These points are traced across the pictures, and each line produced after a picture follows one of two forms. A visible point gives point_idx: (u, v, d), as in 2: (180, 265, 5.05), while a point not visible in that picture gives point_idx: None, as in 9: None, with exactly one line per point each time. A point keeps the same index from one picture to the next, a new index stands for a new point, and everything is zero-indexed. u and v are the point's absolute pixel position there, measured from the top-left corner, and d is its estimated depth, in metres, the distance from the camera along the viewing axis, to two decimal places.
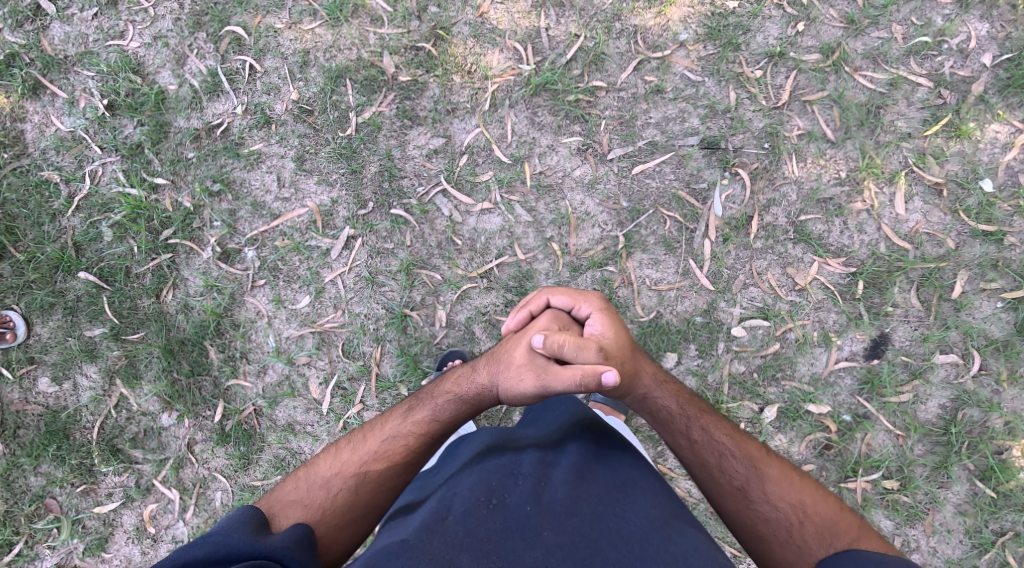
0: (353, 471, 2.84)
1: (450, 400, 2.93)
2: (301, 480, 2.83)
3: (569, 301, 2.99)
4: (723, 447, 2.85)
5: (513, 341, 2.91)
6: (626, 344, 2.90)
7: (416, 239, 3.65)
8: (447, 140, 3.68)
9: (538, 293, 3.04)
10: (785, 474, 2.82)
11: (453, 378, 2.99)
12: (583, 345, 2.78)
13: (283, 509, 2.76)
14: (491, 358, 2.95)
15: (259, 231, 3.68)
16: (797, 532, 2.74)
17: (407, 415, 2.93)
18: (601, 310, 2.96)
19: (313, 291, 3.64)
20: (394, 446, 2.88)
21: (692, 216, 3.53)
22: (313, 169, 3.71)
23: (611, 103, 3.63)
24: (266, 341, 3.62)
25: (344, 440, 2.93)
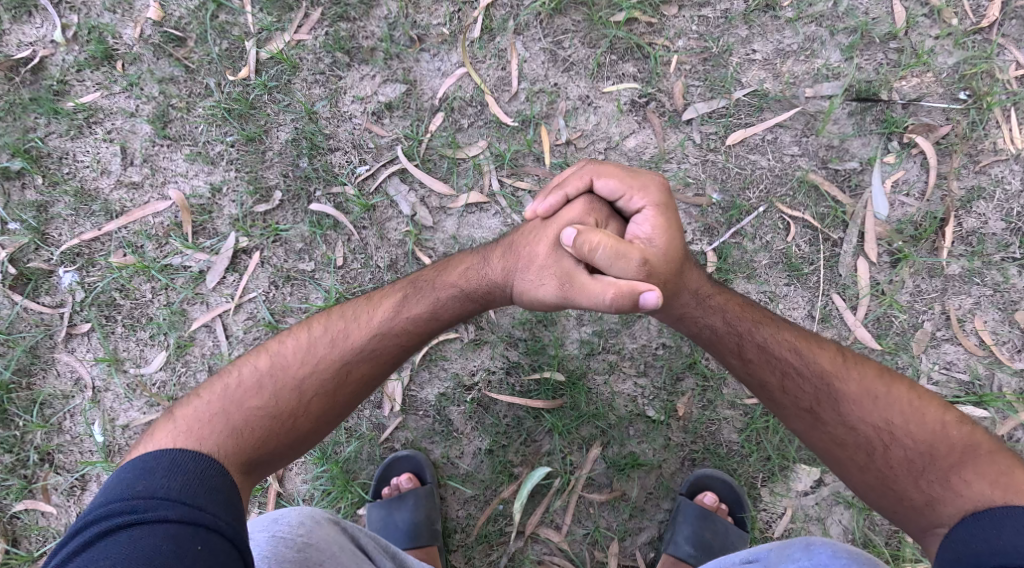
0: (332, 366, 1.69)
1: (457, 295, 1.79)
2: (263, 372, 1.67)
3: (621, 186, 1.74)
4: (782, 363, 1.70)
5: (538, 231, 1.78)
6: (681, 254, 1.72)
7: (354, 257, 2.13)
8: (409, 89, 2.18)
9: (582, 169, 1.78)
10: (867, 385, 1.66)
11: (459, 261, 1.84)
12: (622, 252, 1.66)
13: (224, 422, 1.62)
14: (511, 244, 1.81)
15: (83, 240, 2.15)
16: (881, 464, 1.63)
17: (402, 304, 1.76)
18: (663, 204, 1.73)
19: (174, 345, 2.11)
20: (390, 344, 1.73)
21: (836, 219, 2.02)
22: (182, 135, 2.20)
23: (689, 26, 2.13)
24: (88, 434, 2.08)
25: (321, 316, 1.75)
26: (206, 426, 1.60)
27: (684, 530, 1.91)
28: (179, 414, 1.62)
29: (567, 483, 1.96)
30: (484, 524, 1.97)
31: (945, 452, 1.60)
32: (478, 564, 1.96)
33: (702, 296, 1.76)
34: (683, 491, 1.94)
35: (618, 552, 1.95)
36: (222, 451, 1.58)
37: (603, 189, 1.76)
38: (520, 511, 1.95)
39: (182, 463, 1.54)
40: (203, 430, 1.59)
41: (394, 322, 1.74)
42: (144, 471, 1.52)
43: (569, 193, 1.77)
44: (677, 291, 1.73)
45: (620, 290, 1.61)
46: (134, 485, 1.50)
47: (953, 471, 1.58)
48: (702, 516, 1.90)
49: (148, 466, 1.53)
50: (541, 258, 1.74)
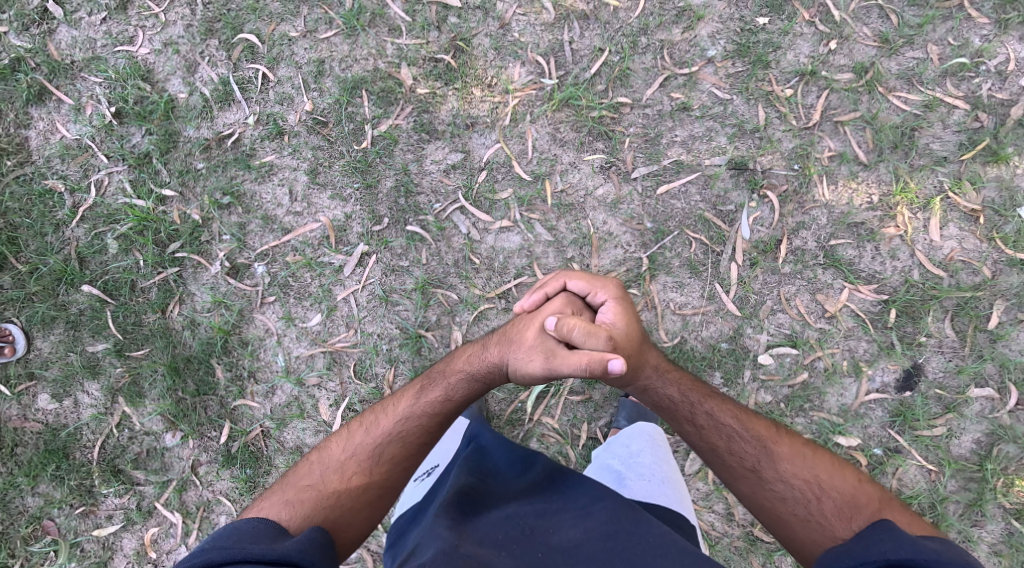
0: (370, 446, 2.84)
1: (461, 379, 2.93)
2: (316, 464, 2.83)
3: (587, 286, 3.01)
4: (730, 431, 2.83)
5: (526, 322, 2.95)
6: (637, 335, 2.88)
7: (432, 257, 3.54)
8: (466, 155, 3.57)
9: (558, 277, 3.08)
10: (797, 449, 2.80)
11: (463, 357, 3.02)
12: (594, 331, 2.78)
13: (297, 492, 2.76)
14: (502, 338, 2.97)
15: (269, 246, 3.56)
16: (816, 509, 2.72)
17: (418, 395, 2.92)
18: (619, 297, 2.99)
19: (325, 309, 3.52)
20: (408, 424, 2.87)
21: (719, 238, 3.42)
22: (327, 182, 3.60)
23: (636, 120, 3.52)
24: (275, 361, 3.50)
25: (358, 421, 2.92)
26: (277, 498, 2.75)
27: (622, 413, 3.30)
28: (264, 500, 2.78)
29: (558, 389, 3.36)
30: (510, 413, 3.37)
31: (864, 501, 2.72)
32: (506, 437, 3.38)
33: (661, 371, 2.91)
34: (623, 394, 3.35)
35: (587, 430, 3.36)
36: (288, 514, 2.71)
37: (575, 288, 3.03)
38: (531, 406, 3.36)
39: (244, 528, 2.64)
40: (278, 502, 2.74)
41: (410, 410, 2.89)
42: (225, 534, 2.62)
43: (548, 292, 3.08)
44: (641, 366, 2.89)
45: (592, 358, 2.69)
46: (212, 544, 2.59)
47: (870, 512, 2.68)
48: (633, 405, 3.29)
49: (234, 529, 2.64)
50: (529, 342, 2.88)
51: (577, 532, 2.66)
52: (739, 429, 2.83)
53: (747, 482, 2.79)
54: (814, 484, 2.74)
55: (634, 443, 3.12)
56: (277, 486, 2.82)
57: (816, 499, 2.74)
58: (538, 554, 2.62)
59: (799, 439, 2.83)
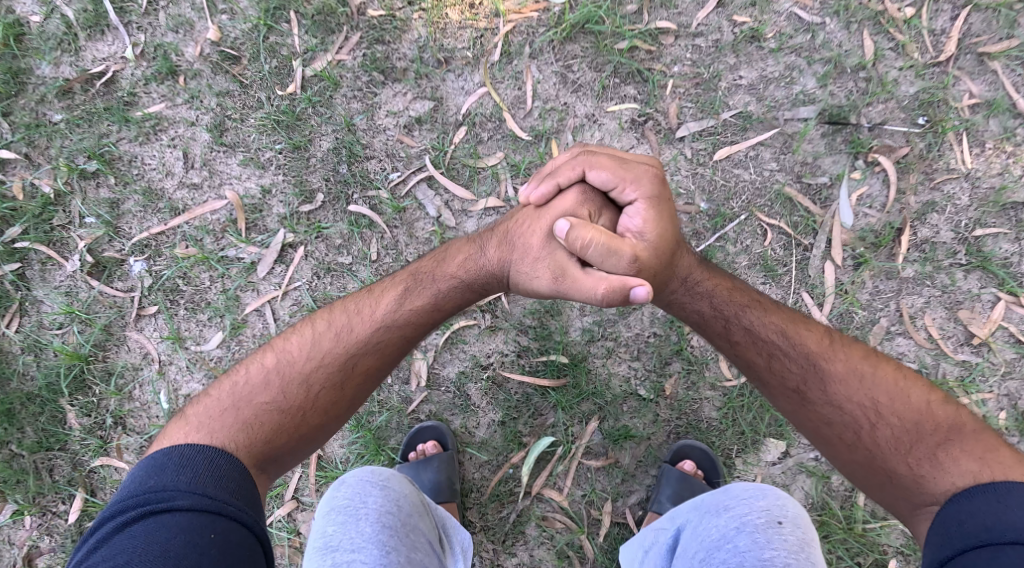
0: (342, 356, 1.99)
1: (457, 287, 2.07)
2: (271, 373, 1.98)
3: (614, 178, 2.00)
4: (773, 348, 1.99)
5: (533, 222, 2.05)
6: (671, 243, 2.00)
7: (387, 252, 2.44)
8: (437, 105, 2.48)
9: (575, 160, 2.04)
10: (854, 368, 1.96)
11: (455, 253, 2.12)
12: (614, 248, 1.95)
13: (245, 408, 1.94)
14: (505, 238, 2.08)
15: (151, 233, 2.46)
16: (868, 439, 1.93)
17: (403, 298, 2.05)
18: (655, 197, 2.00)
19: (229, 326, 2.43)
20: (394, 334, 2.03)
21: (807, 226, 2.32)
22: (236, 143, 2.50)
23: (683, 54, 2.42)
24: (155, 401, 2.41)
25: (325, 315, 2.04)
26: (217, 423, 1.91)
27: (666, 490, 2.21)
28: (193, 413, 1.94)
29: (569, 451, 2.27)
30: (496, 485, 2.29)
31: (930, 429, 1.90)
32: (490, 519, 2.28)
33: (692, 283, 2.05)
34: (666, 459, 2.25)
35: (611, 511, 2.26)
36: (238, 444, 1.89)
37: (597, 179, 2.02)
38: (528, 473, 2.27)
39: (189, 456, 1.84)
40: (223, 428, 1.90)
41: (396, 315, 2.03)
42: (155, 474, 1.82)
43: (562, 182, 2.05)
44: (667, 280, 2.03)
45: (610, 285, 1.90)
46: (146, 482, 1.81)
47: (938, 446, 1.88)
48: (681, 478, 2.19)
49: (158, 463, 1.83)
50: (535, 249, 2.03)
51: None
52: (783, 343, 1.99)
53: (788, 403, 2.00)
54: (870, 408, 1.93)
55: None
56: (217, 395, 1.96)
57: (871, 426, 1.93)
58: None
59: (858, 349, 1.98)
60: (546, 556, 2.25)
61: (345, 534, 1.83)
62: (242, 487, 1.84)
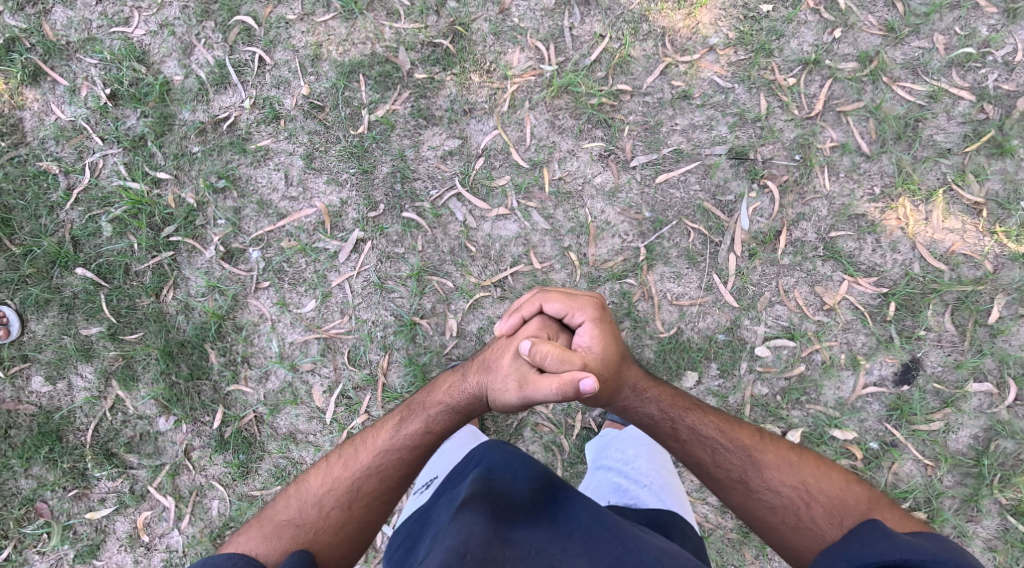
0: (348, 479, 2.85)
1: (442, 411, 2.92)
2: (292, 499, 2.84)
3: (564, 307, 2.93)
4: (713, 444, 2.86)
5: (502, 348, 2.94)
6: (614, 358, 2.88)
7: (428, 244, 3.51)
8: (463, 142, 3.53)
9: (534, 297, 2.98)
10: (783, 457, 2.82)
11: (440, 388, 3.00)
12: (566, 357, 2.79)
13: (274, 528, 2.79)
14: (481, 365, 2.96)
15: (264, 230, 3.53)
16: (806, 514, 2.74)
17: (398, 427, 2.91)
18: (596, 318, 2.92)
19: (319, 295, 3.50)
20: (386, 458, 2.87)
21: (718, 229, 3.38)
22: (322, 167, 3.56)
23: (636, 108, 3.48)
24: (269, 346, 3.48)
25: (335, 454, 2.92)
26: (251, 536, 2.77)
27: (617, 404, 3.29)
28: (235, 536, 2.79)
29: None
30: None
31: (853, 503, 2.74)
32: (500, 424, 3.35)
33: (640, 390, 2.94)
34: None
35: (581, 420, 3.34)
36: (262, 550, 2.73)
37: (550, 310, 2.94)
38: None
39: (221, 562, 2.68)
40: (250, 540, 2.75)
41: (390, 441, 2.89)
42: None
43: (525, 315, 2.96)
44: (618, 388, 2.92)
45: (563, 381, 2.70)
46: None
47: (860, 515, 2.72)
48: None
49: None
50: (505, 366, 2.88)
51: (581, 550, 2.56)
52: (723, 441, 2.86)
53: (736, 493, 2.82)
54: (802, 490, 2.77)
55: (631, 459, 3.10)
56: (254, 521, 2.83)
57: (805, 504, 2.76)
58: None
59: (783, 443, 2.85)
60: (537, 451, 3.33)
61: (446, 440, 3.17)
62: None
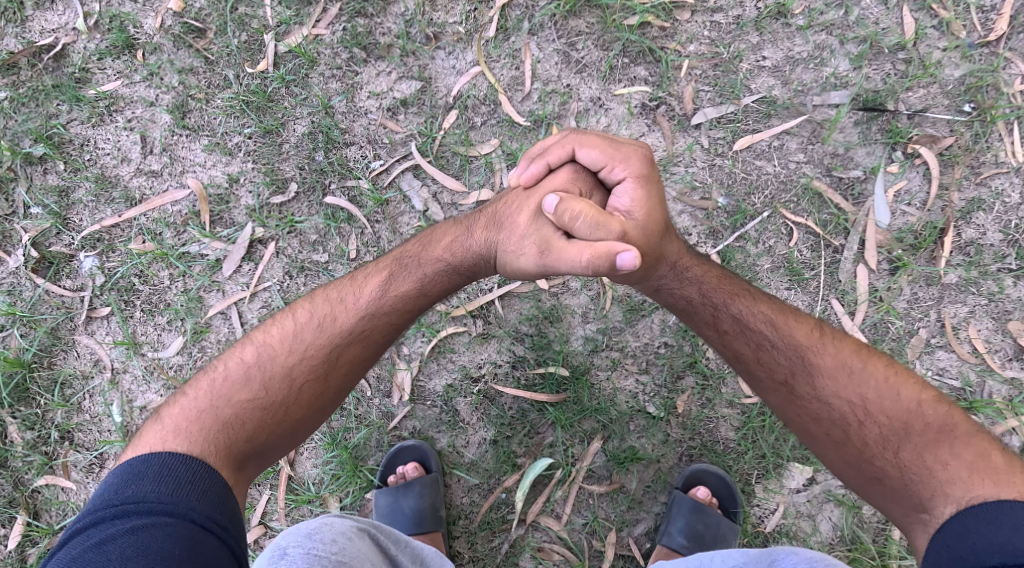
0: (323, 348, 1.75)
1: (444, 271, 1.83)
2: (250, 365, 1.72)
3: (603, 157, 1.77)
4: (755, 334, 1.76)
5: (520, 197, 1.83)
6: (659, 227, 1.77)
7: (367, 249, 2.19)
8: (424, 86, 2.22)
9: (564, 138, 1.81)
10: (843, 358, 1.72)
11: (440, 235, 1.88)
12: (604, 222, 1.71)
13: (223, 410, 1.67)
14: (491, 217, 1.85)
15: (105, 225, 2.21)
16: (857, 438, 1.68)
17: (387, 285, 1.81)
18: (644, 176, 1.77)
19: (190, 330, 2.17)
20: (381, 321, 1.79)
21: (836, 225, 2.07)
22: (200, 126, 2.24)
23: (700, 31, 2.17)
24: (107, 413, 2.15)
25: (302, 305, 1.79)
26: (196, 426, 1.64)
27: (678, 521, 1.98)
28: (166, 415, 1.67)
29: (568, 475, 2.02)
30: (486, 511, 2.04)
31: (921, 430, 1.65)
32: (480, 549, 2.03)
33: (681, 267, 1.81)
34: (678, 485, 2.01)
35: (615, 542, 2.01)
36: (214, 445, 1.63)
37: (586, 158, 1.79)
38: (522, 500, 2.02)
39: (171, 464, 1.59)
40: (197, 428, 1.64)
41: (381, 301, 1.79)
42: (144, 481, 1.56)
43: (551, 163, 1.82)
44: (653, 263, 1.79)
45: (597, 252, 1.67)
46: (122, 491, 1.55)
47: (926, 448, 1.64)
48: (695, 508, 1.96)
49: (136, 471, 1.58)
50: (523, 226, 1.80)
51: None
52: (769, 327, 1.76)
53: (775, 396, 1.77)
54: (858, 405, 1.68)
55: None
56: (187, 394, 1.70)
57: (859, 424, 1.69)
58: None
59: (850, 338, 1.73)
60: None
61: None
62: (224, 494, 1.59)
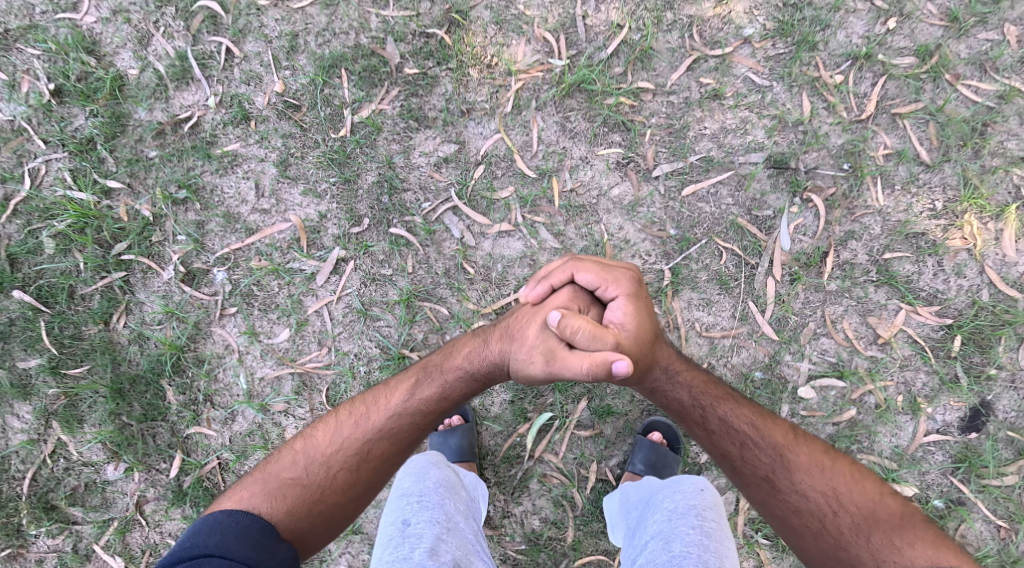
0: (356, 442, 2.51)
1: (460, 376, 2.59)
2: (298, 455, 2.50)
3: (598, 279, 2.55)
4: (743, 437, 2.49)
5: (527, 317, 2.57)
6: (649, 336, 2.51)
7: (420, 265, 3.05)
8: (460, 147, 3.07)
9: (564, 265, 2.59)
10: (815, 460, 2.46)
11: (462, 349, 2.64)
12: (599, 335, 2.44)
13: (276, 488, 2.45)
14: (504, 332, 2.60)
15: (231, 248, 3.07)
16: (831, 523, 2.39)
17: (413, 390, 2.56)
18: (633, 294, 2.54)
19: (294, 323, 3.04)
20: (401, 421, 2.53)
21: (753, 249, 2.93)
22: (298, 176, 3.10)
23: (659, 109, 3.01)
24: (235, 382, 3.02)
25: (346, 409, 2.57)
26: (251, 498, 2.42)
27: (639, 454, 2.83)
28: (236, 493, 2.45)
29: (564, 424, 2.88)
30: (507, 449, 2.90)
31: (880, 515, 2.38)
32: (502, 476, 2.90)
33: (672, 371, 2.56)
34: (640, 430, 2.87)
35: (596, 471, 2.88)
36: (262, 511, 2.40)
37: (583, 280, 2.56)
38: (531, 441, 2.89)
39: (224, 522, 2.35)
40: (254, 497, 2.42)
41: (408, 403, 2.55)
42: (202, 535, 2.32)
43: (554, 284, 2.58)
44: (650, 366, 2.52)
45: (594, 360, 2.38)
46: (189, 542, 2.31)
47: (892, 530, 2.35)
48: (652, 445, 2.82)
49: (199, 529, 2.34)
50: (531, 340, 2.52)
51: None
52: (753, 435, 2.49)
53: (759, 491, 2.47)
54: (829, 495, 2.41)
55: (678, 545, 2.37)
56: (255, 475, 2.49)
57: (833, 512, 2.40)
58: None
59: (817, 445, 2.48)
60: (544, 506, 2.88)
61: (416, 484, 2.49)
62: (260, 544, 2.34)
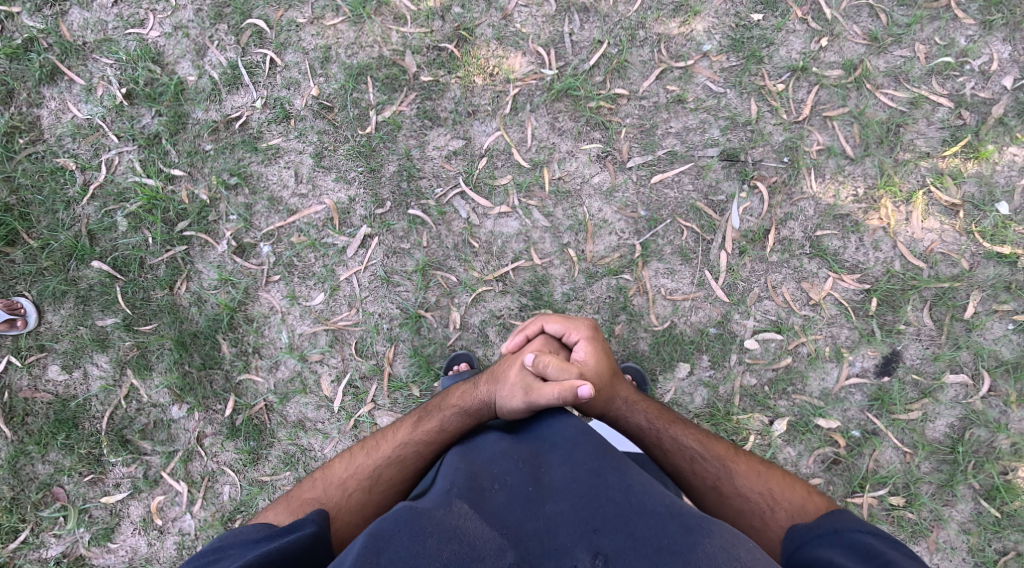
0: (368, 469, 2.89)
1: (455, 412, 2.94)
2: (318, 480, 2.88)
3: (563, 327, 3.13)
4: (692, 452, 2.92)
5: (509, 362, 3.00)
6: (608, 370, 3.02)
7: (433, 241, 3.65)
8: (467, 142, 3.67)
9: (536, 320, 3.19)
10: (752, 467, 2.89)
11: (456, 393, 3.01)
12: (566, 368, 2.89)
13: (298, 504, 2.82)
14: (490, 376, 3.00)
15: (275, 226, 3.67)
16: (770, 518, 2.80)
17: (416, 425, 2.96)
18: (591, 337, 3.10)
19: (328, 288, 3.64)
20: (406, 449, 2.91)
21: (709, 227, 3.55)
22: (331, 166, 3.69)
23: (632, 111, 3.62)
24: (279, 337, 3.63)
25: (358, 446, 2.97)
26: (274, 512, 2.81)
27: None
28: (263, 513, 2.83)
29: None
30: None
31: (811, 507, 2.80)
32: None
33: (630, 401, 3.02)
34: None
35: None
36: (282, 520, 2.77)
37: (552, 329, 3.14)
38: None
39: (244, 528, 2.75)
40: (278, 512, 2.80)
41: (414, 434, 2.93)
42: (223, 537, 2.73)
43: (529, 334, 3.18)
44: (611, 398, 3.00)
45: (563, 387, 2.79)
46: (213, 545, 2.71)
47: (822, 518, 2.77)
48: None
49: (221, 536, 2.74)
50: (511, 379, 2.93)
51: (564, 472, 2.68)
52: (699, 449, 2.92)
53: (710, 499, 2.88)
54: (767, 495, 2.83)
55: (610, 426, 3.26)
56: (280, 501, 2.86)
57: (771, 508, 2.81)
58: (527, 492, 2.66)
59: (753, 457, 2.92)
60: None
61: None
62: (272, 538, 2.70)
